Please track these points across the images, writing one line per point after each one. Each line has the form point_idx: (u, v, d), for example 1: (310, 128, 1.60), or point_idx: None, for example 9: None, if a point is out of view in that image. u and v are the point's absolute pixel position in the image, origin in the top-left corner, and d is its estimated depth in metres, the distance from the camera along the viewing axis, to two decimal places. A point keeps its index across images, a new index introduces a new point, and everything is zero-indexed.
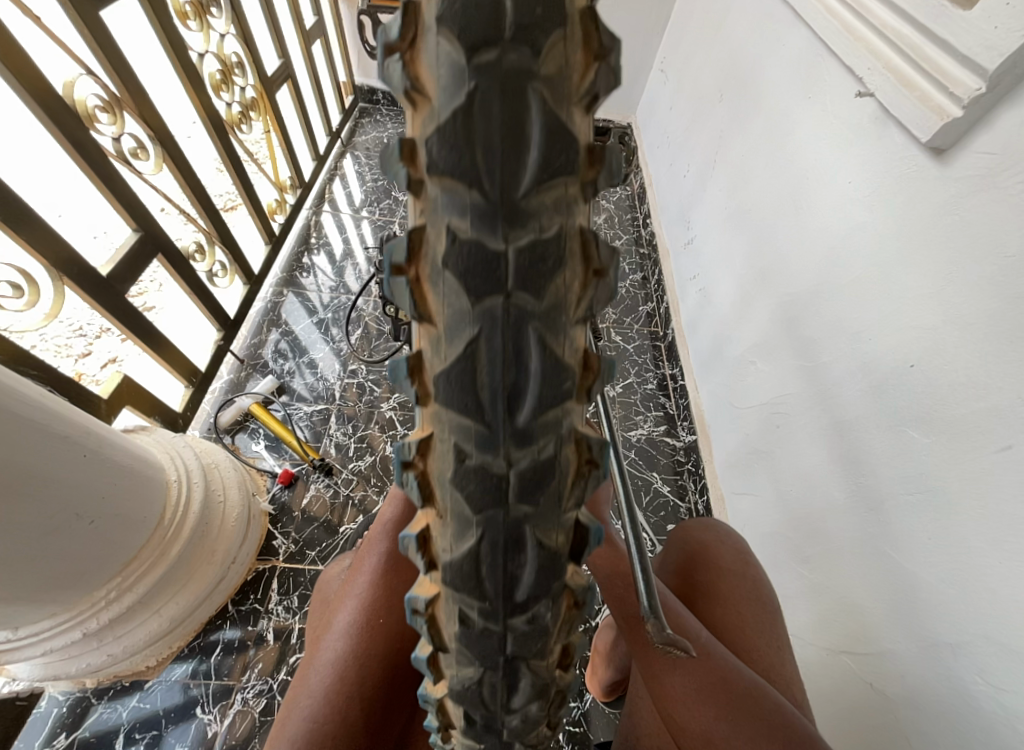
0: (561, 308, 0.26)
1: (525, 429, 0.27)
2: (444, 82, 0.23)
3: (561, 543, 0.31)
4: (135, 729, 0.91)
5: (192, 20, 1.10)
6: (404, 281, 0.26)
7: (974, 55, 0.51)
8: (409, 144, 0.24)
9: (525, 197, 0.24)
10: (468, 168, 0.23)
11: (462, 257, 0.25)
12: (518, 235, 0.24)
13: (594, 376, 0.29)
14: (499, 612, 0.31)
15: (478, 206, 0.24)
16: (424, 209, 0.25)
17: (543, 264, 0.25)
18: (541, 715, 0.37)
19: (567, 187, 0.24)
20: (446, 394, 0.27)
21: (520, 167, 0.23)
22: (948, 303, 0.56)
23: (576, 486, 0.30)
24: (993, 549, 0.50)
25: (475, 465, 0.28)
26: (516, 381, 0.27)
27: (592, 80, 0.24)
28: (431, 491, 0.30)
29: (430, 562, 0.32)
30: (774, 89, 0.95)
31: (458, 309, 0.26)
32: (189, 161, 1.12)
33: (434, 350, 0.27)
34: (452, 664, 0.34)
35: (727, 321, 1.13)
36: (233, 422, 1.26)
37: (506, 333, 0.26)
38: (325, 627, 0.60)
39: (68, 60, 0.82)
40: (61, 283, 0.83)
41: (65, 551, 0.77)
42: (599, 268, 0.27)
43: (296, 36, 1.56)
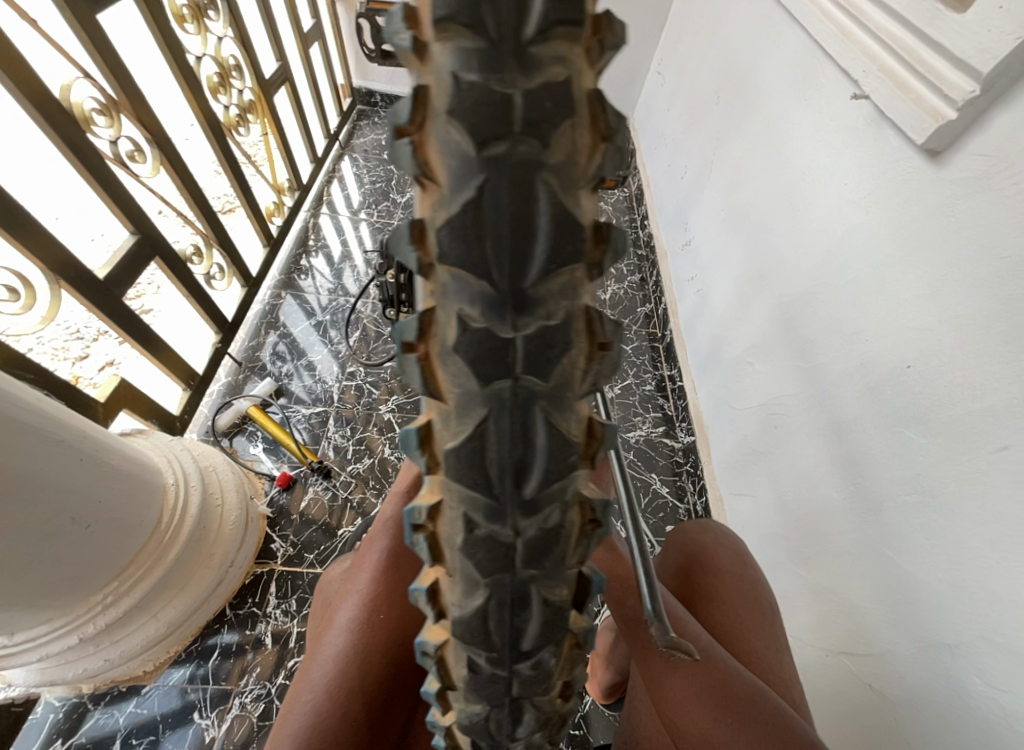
0: (567, 384, 0.24)
1: (532, 500, 0.25)
2: (453, 169, 0.19)
3: (565, 596, 0.30)
4: (132, 735, 0.90)
5: (189, 23, 1.10)
6: (414, 360, 0.23)
7: (968, 58, 0.51)
8: (418, 227, 0.21)
9: (533, 287, 0.21)
10: (477, 259, 0.20)
11: (472, 347, 0.22)
12: (528, 322, 0.22)
13: (597, 445, 0.27)
14: (505, 659, 0.29)
15: (488, 296, 0.21)
16: (434, 292, 0.22)
17: (552, 348, 0.23)
18: (544, 742, 0.35)
19: (574, 271, 0.22)
20: (455, 472, 0.25)
21: (528, 257, 0.21)
22: (945, 305, 0.57)
23: (581, 545, 0.28)
24: (990, 551, 0.50)
25: (484, 535, 0.26)
26: (525, 458, 0.24)
27: (599, 164, 0.21)
28: (440, 552, 0.28)
29: (440, 611, 0.31)
30: (770, 91, 0.95)
31: (466, 390, 0.23)
32: (186, 164, 1.12)
33: (444, 422, 0.24)
34: (460, 699, 0.32)
35: (725, 323, 1.13)
36: (231, 424, 1.26)
37: (515, 414, 0.23)
38: (325, 624, 0.59)
39: (65, 63, 0.82)
40: (58, 286, 0.83)
41: (61, 556, 0.76)
42: (604, 341, 0.24)
43: (293, 39, 1.56)
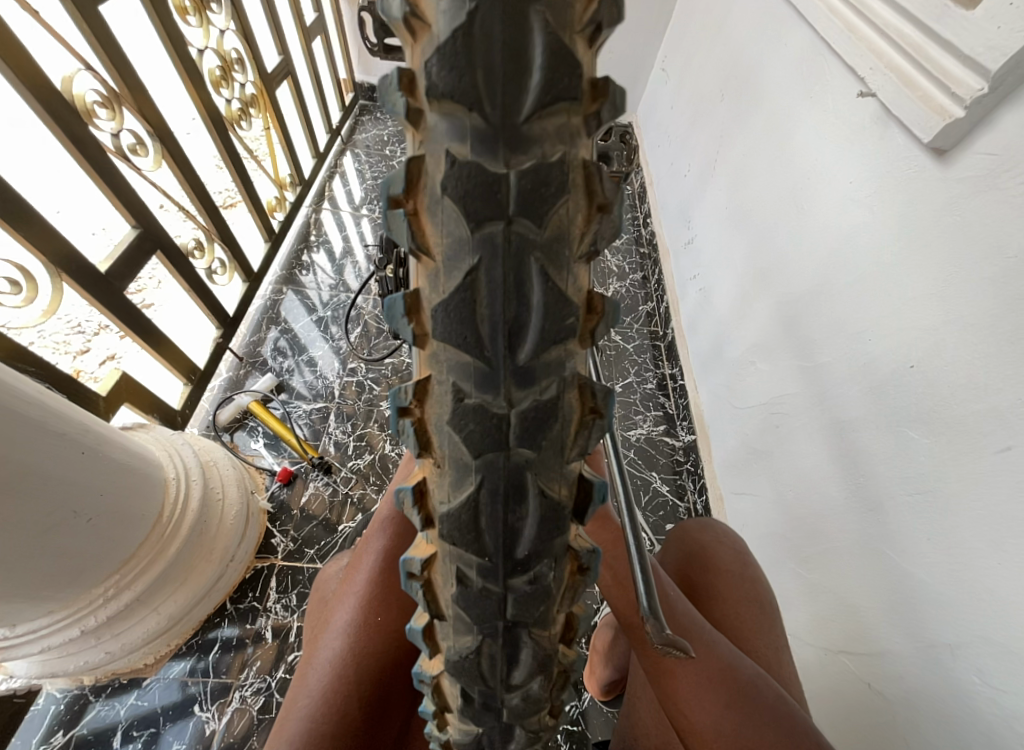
0: (564, 240, 0.27)
1: (526, 368, 0.28)
2: (444, 9, 0.24)
3: (564, 494, 0.32)
4: (133, 727, 0.90)
5: (192, 16, 1.10)
6: (401, 213, 0.26)
7: (976, 55, 0.51)
8: (408, 74, 0.25)
9: (526, 123, 0.25)
10: (468, 89, 0.24)
11: (461, 179, 0.25)
12: (520, 159, 0.25)
13: (597, 319, 0.30)
14: (497, 571, 0.32)
15: (478, 129, 0.25)
16: (423, 140, 0.26)
17: (547, 188, 0.25)
18: (542, 695, 0.37)
19: (570, 114, 0.25)
20: (444, 327, 0.27)
21: (522, 91, 0.24)
22: (949, 304, 0.56)
23: (581, 434, 0.31)
24: (991, 551, 0.50)
25: (473, 404, 0.29)
26: (518, 315, 0.27)
27: (594, 13, 0.25)
28: (428, 439, 0.31)
29: (426, 518, 0.33)
30: (775, 88, 0.95)
31: (457, 236, 0.26)
32: (188, 158, 1.12)
33: (432, 285, 0.28)
34: (450, 634, 0.35)
35: (727, 321, 1.13)
36: (232, 420, 1.26)
37: (507, 264, 0.26)
38: (325, 625, 0.59)
39: (67, 55, 0.82)
40: (60, 280, 0.83)
41: (63, 548, 0.76)
42: (603, 202, 0.27)
43: (296, 33, 1.56)
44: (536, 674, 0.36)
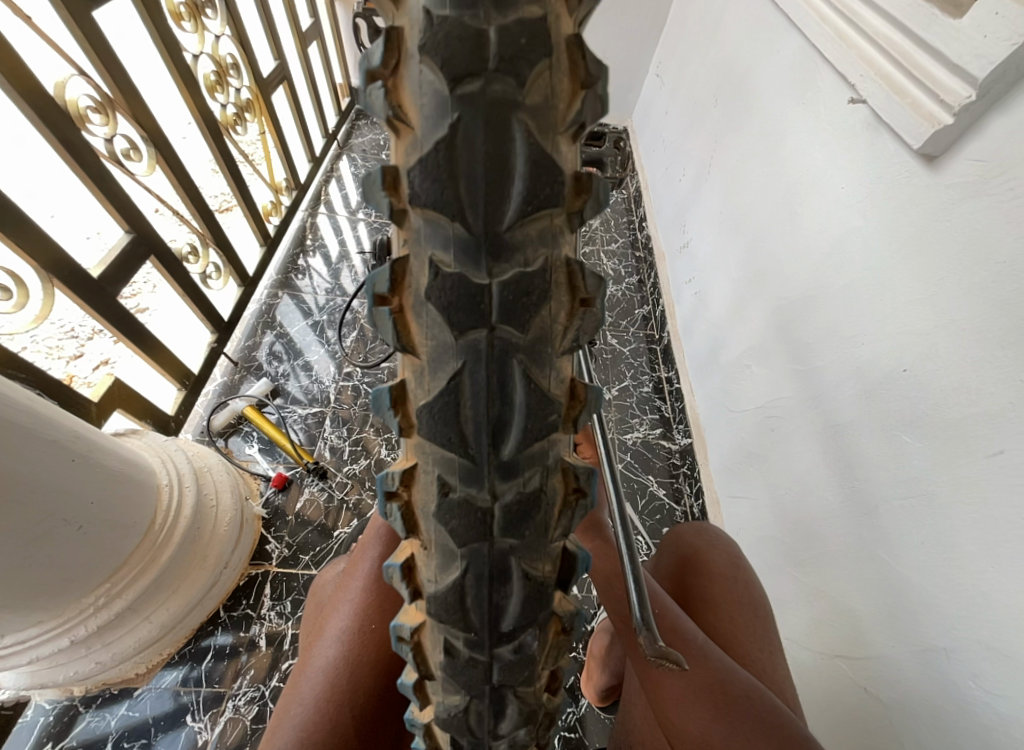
0: (546, 339, 0.28)
1: (510, 462, 0.28)
2: (426, 110, 0.24)
3: (548, 572, 0.32)
4: (124, 738, 0.89)
5: (186, 21, 1.10)
6: (386, 311, 0.27)
7: (964, 63, 0.51)
8: (392, 173, 0.25)
9: (509, 232, 0.25)
10: (451, 201, 0.24)
11: (445, 291, 0.26)
12: (502, 269, 0.26)
13: (581, 407, 0.30)
14: (484, 643, 0.32)
15: (460, 238, 0.25)
16: (408, 239, 0.27)
17: (529, 297, 0.26)
18: (529, 740, 0.37)
19: (553, 217, 0.26)
20: (429, 428, 0.28)
21: (504, 201, 0.25)
22: (940, 309, 0.57)
23: (564, 516, 0.31)
24: (984, 554, 0.50)
25: (459, 499, 0.29)
26: (502, 413, 0.28)
27: (578, 109, 0.25)
28: (415, 522, 0.31)
29: (414, 591, 0.33)
30: (768, 94, 0.96)
31: (442, 341, 0.27)
32: (183, 162, 1.11)
33: (418, 381, 0.28)
34: (439, 691, 0.34)
35: (722, 326, 1.13)
36: (227, 425, 1.25)
37: (490, 365, 0.27)
38: (319, 631, 0.59)
39: (60, 61, 0.81)
40: (51, 285, 0.82)
41: (53, 558, 0.76)
42: (585, 298, 0.28)
43: (291, 37, 1.56)
44: (523, 724, 0.36)
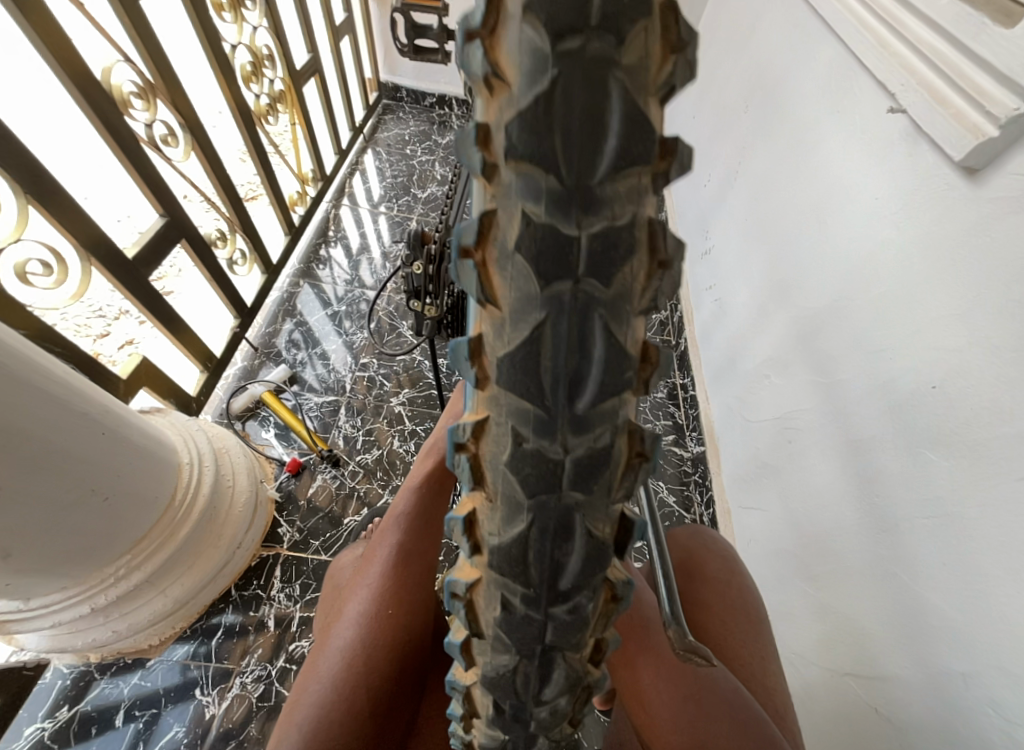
0: (627, 297, 0.27)
1: (582, 417, 0.29)
2: (524, 70, 0.23)
3: (607, 533, 0.33)
4: (135, 706, 0.92)
5: (227, 12, 1.12)
6: (471, 264, 0.27)
7: (1013, 74, 0.51)
8: (484, 130, 0.24)
9: (600, 185, 0.24)
10: (546, 154, 0.23)
11: (535, 242, 0.25)
12: (592, 221, 0.25)
13: (652, 369, 0.30)
14: (541, 600, 0.33)
15: (553, 190, 0.24)
16: (496, 194, 0.26)
17: (615, 251, 0.26)
18: (568, 709, 0.39)
19: (642, 176, 0.25)
20: (508, 377, 0.28)
21: (597, 155, 0.24)
22: (974, 326, 0.56)
23: (627, 476, 0.32)
24: (1009, 577, 0.50)
25: (532, 449, 0.30)
26: (579, 367, 0.27)
27: (668, 75, 0.24)
28: (482, 474, 0.32)
29: (475, 545, 0.34)
30: (802, 102, 0.95)
31: (526, 293, 0.27)
32: (216, 150, 1.14)
33: (496, 332, 0.28)
34: (487, 651, 0.36)
35: (743, 334, 1.13)
36: (244, 409, 1.28)
37: (572, 319, 0.26)
38: (337, 614, 0.60)
39: (107, 47, 0.84)
40: (89, 264, 0.85)
41: (77, 527, 0.78)
42: (665, 259, 0.27)
43: (325, 30, 1.58)
44: (565, 690, 0.37)
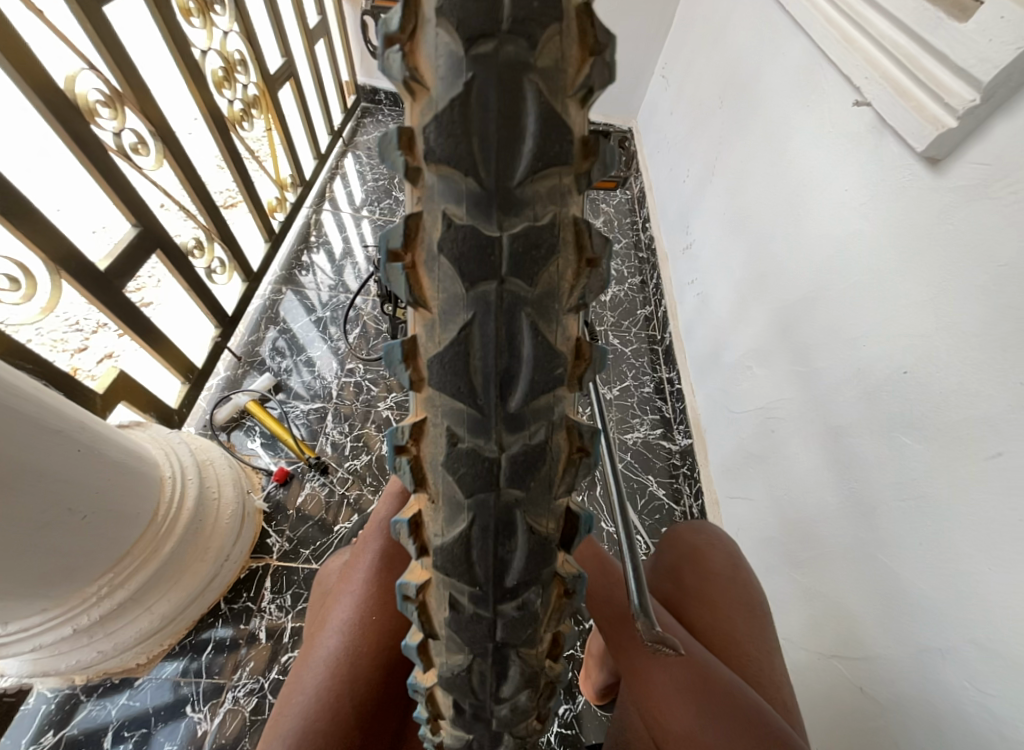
0: (554, 295, 0.28)
1: (516, 415, 0.29)
2: (442, 73, 0.24)
3: (551, 529, 0.33)
4: (124, 727, 0.90)
5: (195, 17, 1.11)
6: (399, 266, 0.28)
7: (969, 66, 0.52)
8: (408, 133, 0.26)
9: (520, 186, 0.26)
10: (464, 157, 0.25)
11: (457, 242, 0.26)
12: (513, 222, 0.26)
13: (585, 365, 0.31)
14: (488, 598, 0.33)
15: (473, 192, 0.26)
16: (421, 197, 0.27)
17: (537, 250, 0.27)
18: (530, 705, 0.39)
19: (561, 176, 0.26)
20: (439, 378, 0.29)
21: (516, 156, 0.25)
22: (941, 312, 0.57)
23: (568, 473, 0.32)
24: (981, 556, 0.51)
25: (466, 449, 0.30)
26: (509, 366, 0.28)
27: (587, 75, 0.25)
28: (422, 474, 0.32)
29: (421, 547, 0.34)
30: (773, 96, 0.96)
31: (453, 293, 0.27)
32: (190, 157, 1.12)
33: (428, 334, 0.29)
34: (442, 651, 0.36)
35: (724, 327, 1.14)
36: (229, 419, 1.26)
37: (499, 318, 0.27)
38: (320, 623, 0.60)
39: (71, 55, 0.82)
40: (59, 277, 0.83)
41: (56, 546, 0.76)
42: (591, 257, 0.29)
43: (298, 34, 1.56)
44: (524, 687, 0.37)
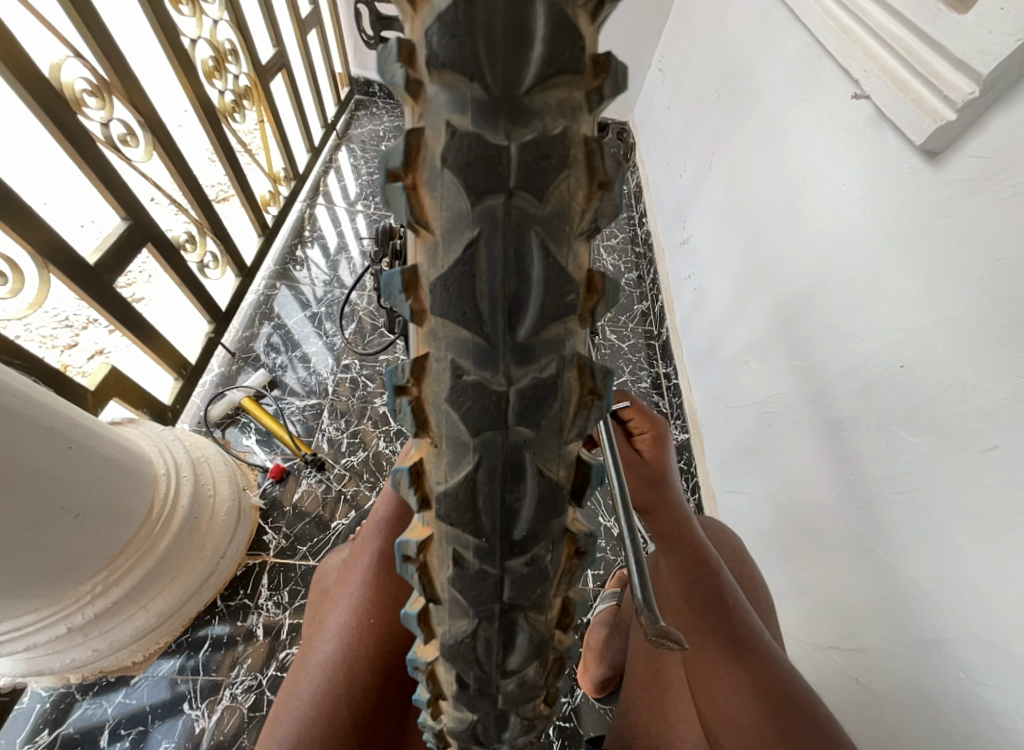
0: (565, 216, 0.27)
1: (525, 345, 0.29)
2: None
3: (562, 474, 0.33)
4: (121, 725, 0.90)
5: (184, 6, 1.09)
6: (399, 187, 0.27)
7: (968, 59, 0.51)
8: (408, 45, 0.25)
9: (529, 96, 0.25)
10: (470, 61, 0.24)
11: (461, 151, 0.25)
12: (521, 132, 0.25)
13: (597, 298, 0.30)
14: (495, 553, 0.33)
15: (479, 100, 0.25)
16: (423, 113, 0.26)
17: (547, 162, 0.26)
18: (537, 682, 0.39)
19: (571, 89, 0.26)
20: (443, 302, 0.28)
21: (524, 64, 0.24)
22: (939, 305, 0.57)
23: (580, 414, 0.31)
24: (977, 548, 0.51)
25: (473, 380, 0.29)
26: (518, 291, 0.28)
27: None
28: (425, 417, 0.31)
29: (423, 498, 0.33)
30: (771, 88, 0.95)
31: (457, 210, 0.26)
32: (181, 150, 1.11)
33: (431, 259, 0.28)
34: (445, 619, 0.36)
35: (721, 321, 1.13)
36: (223, 416, 1.25)
37: (507, 236, 0.27)
38: (318, 627, 0.60)
39: (56, 43, 0.80)
40: (47, 272, 0.82)
41: (49, 544, 0.75)
42: (604, 180, 0.28)
43: (290, 25, 1.54)
44: (531, 661, 0.38)
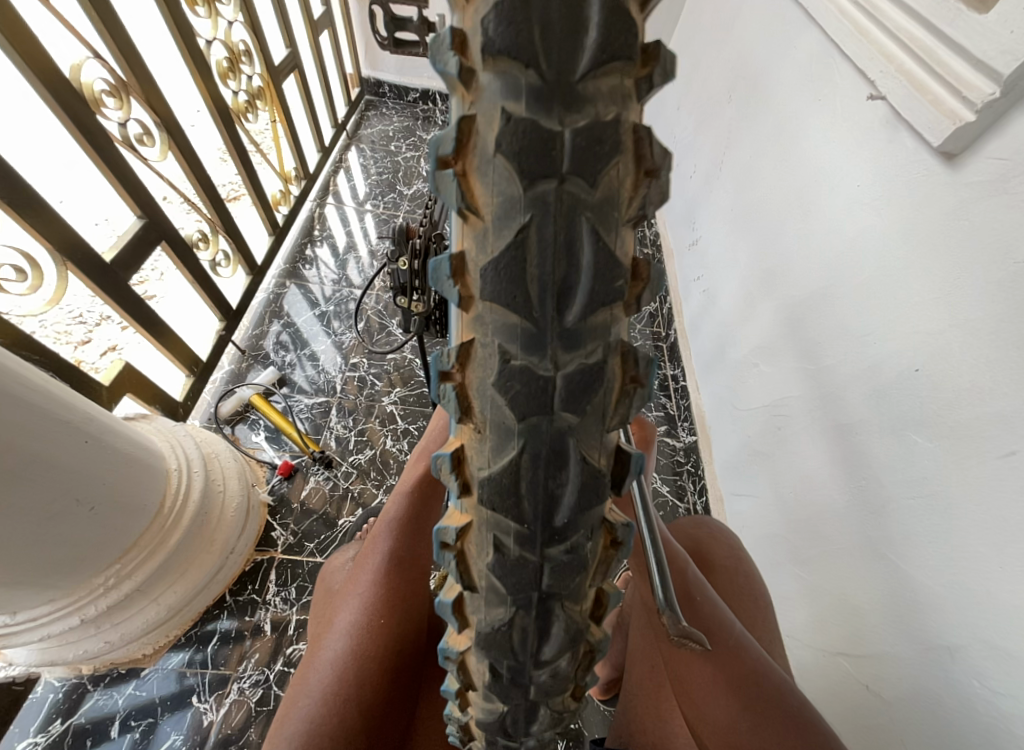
0: (613, 202, 0.27)
1: (573, 330, 0.29)
2: None
3: (603, 463, 0.33)
4: (131, 717, 0.91)
5: (200, 6, 1.10)
6: (450, 174, 0.27)
7: (989, 59, 0.51)
8: (461, 35, 0.25)
9: (581, 83, 0.25)
10: (524, 46, 0.24)
11: (516, 136, 0.25)
12: (574, 118, 0.26)
13: (642, 286, 0.31)
14: (536, 540, 0.33)
15: (533, 87, 0.25)
16: (474, 101, 0.26)
17: (600, 147, 0.26)
18: (569, 674, 0.39)
19: (623, 76, 0.26)
20: (493, 286, 0.28)
21: (578, 50, 0.25)
22: (956, 309, 0.56)
23: (621, 403, 0.32)
24: (993, 555, 0.50)
25: (520, 366, 0.29)
26: (568, 277, 0.28)
27: None
28: (468, 402, 0.32)
29: (463, 484, 0.34)
30: (784, 89, 0.94)
31: (509, 196, 0.27)
32: (194, 150, 1.12)
33: (480, 246, 0.28)
34: (481, 607, 0.37)
35: (731, 323, 1.13)
36: (233, 412, 1.26)
37: (558, 221, 0.27)
38: (328, 624, 0.61)
39: (76, 44, 0.81)
40: (64, 268, 0.83)
41: (64, 537, 0.77)
42: (650, 168, 0.28)
43: (302, 25, 1.55)
44: (565, 652, 0.38)
